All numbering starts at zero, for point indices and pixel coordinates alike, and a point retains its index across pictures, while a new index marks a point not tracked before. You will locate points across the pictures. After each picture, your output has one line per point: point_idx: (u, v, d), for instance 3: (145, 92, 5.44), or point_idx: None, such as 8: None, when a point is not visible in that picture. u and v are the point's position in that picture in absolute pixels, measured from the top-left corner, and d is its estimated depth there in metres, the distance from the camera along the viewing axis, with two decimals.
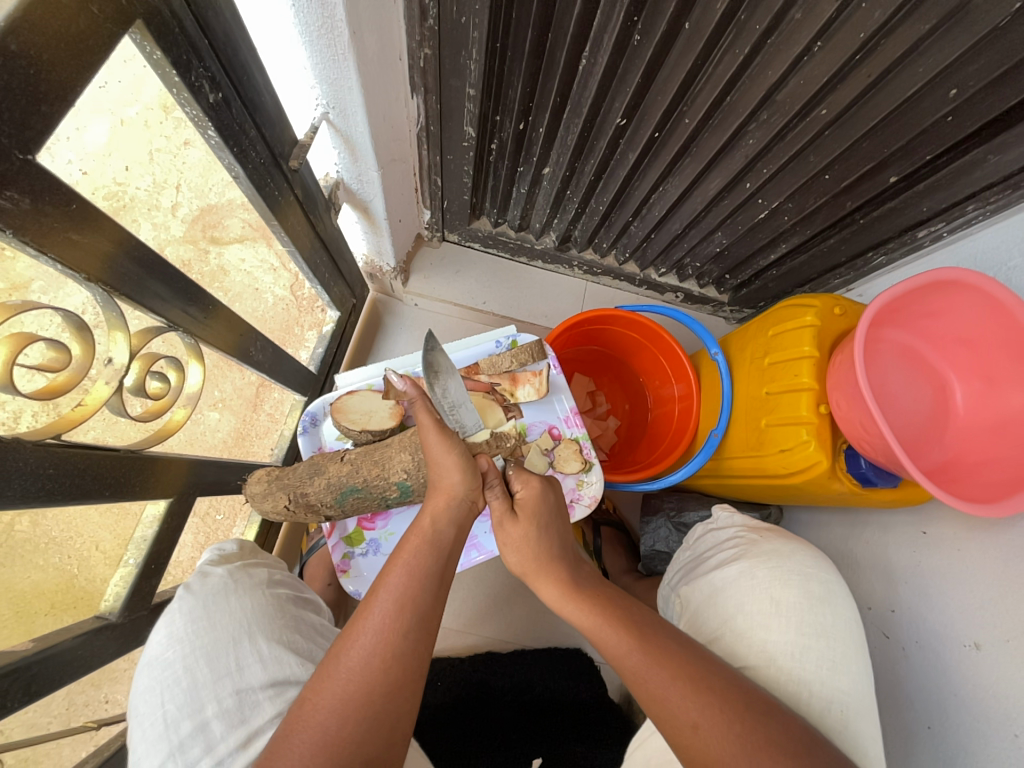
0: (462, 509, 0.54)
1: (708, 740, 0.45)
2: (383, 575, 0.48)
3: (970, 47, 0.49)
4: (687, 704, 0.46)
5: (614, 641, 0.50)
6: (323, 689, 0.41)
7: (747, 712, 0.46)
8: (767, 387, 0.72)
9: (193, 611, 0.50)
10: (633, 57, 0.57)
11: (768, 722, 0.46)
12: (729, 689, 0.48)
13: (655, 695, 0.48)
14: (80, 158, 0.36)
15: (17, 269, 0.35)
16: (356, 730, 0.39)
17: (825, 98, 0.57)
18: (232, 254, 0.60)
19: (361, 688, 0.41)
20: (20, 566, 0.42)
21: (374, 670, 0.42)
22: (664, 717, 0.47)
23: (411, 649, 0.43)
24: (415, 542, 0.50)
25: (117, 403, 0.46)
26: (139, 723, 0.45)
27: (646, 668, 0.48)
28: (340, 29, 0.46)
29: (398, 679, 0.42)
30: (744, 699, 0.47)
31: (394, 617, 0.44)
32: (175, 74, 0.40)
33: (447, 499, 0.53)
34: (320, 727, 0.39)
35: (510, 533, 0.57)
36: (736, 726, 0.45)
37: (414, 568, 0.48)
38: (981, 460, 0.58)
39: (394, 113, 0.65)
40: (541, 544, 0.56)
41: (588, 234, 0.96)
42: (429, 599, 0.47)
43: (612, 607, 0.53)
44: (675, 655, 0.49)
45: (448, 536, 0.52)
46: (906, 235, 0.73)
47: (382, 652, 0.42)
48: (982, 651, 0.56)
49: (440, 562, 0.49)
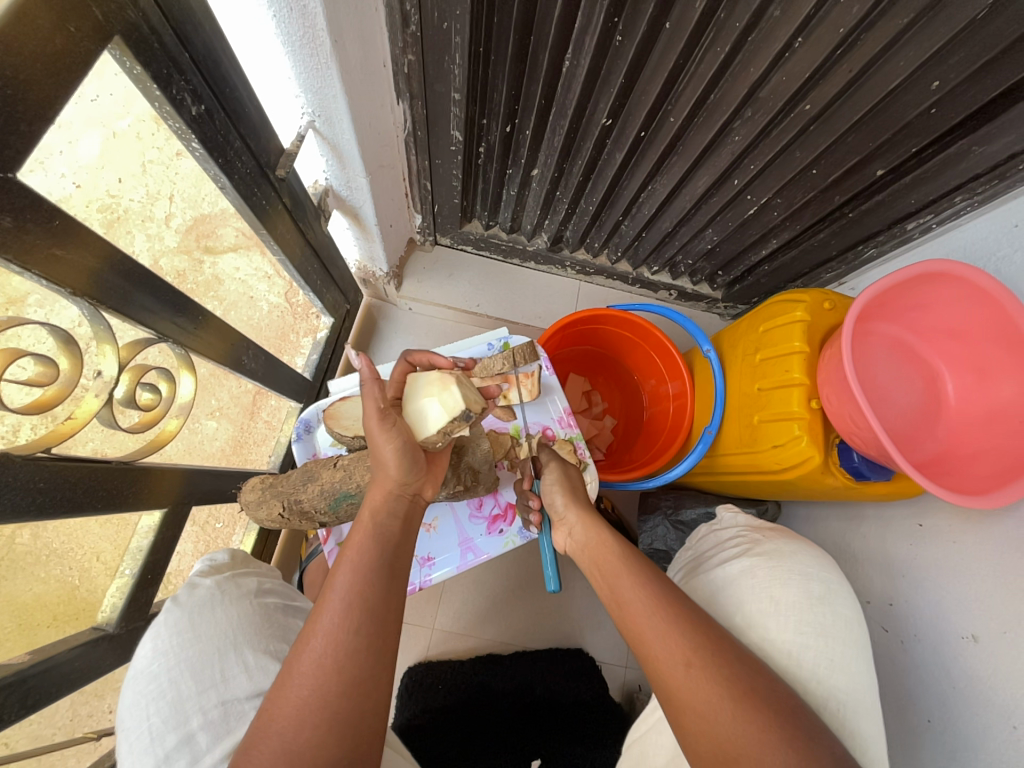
0: (401, 501, 0.55)
1: (699, 677, 0.47)
2: (331, 576, 0.47)
3: (951, 39, 0.49)
4: (684, 642, 0.49)
5: (644, 599, 0.54)
6: (280, 700, 0.40)
7: (740, 665, 0.48)
8: (759, 383, 0.72)
9: (178, 625, 0.50)
10: (616, 58, 0.58)
11: (756, 675, 0.48)
12: (724, 643, 0.50)
13: (655, 632, 0.51)
14: (73, 172, 0.37)
15: (11, 285, 0.36)
16: (314, 733, 0.39)
17: (808, 93, 0.57)
18: (226, 264, 0.61)
19: (317, 692, 0.40)
20: (20, 579, 0.42)
21: (328, 672, 0.41)
22: (661, 662, 0.49)
23: (364, 644, 0.43)
24: (359, 538, 0.50)
25: (107, 414, 0.46)
26: (126, 737, 0.45)
27: (652, 612, 0.52)
28: (322, 38, 0.46)
29: (354, 678, 0.42)
30: (742, 657, 0.49)
31: (343, 615, 0.44)
32: (156, 89, 0.40)
33: (384, 492, 0.54)
34: (279, 735, 0.39)
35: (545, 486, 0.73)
36: (724, 669, 0.47)
37: (360, 564, 0.48)
38: (972, 452, 0.58)
39: (380, 119, 0.66)
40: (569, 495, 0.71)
41: (580, 234, 0.96)
42: (379, 593, 0.46)
43: (637, 562, 0.59)
44: (692, 616, 0.51)
45: (392, 529, 0.52)
46: (897, 227, 0.73)
47: (335, 650, 0.42)
48: (980, 644, 0.56)
49: (386, 555, 0.50)
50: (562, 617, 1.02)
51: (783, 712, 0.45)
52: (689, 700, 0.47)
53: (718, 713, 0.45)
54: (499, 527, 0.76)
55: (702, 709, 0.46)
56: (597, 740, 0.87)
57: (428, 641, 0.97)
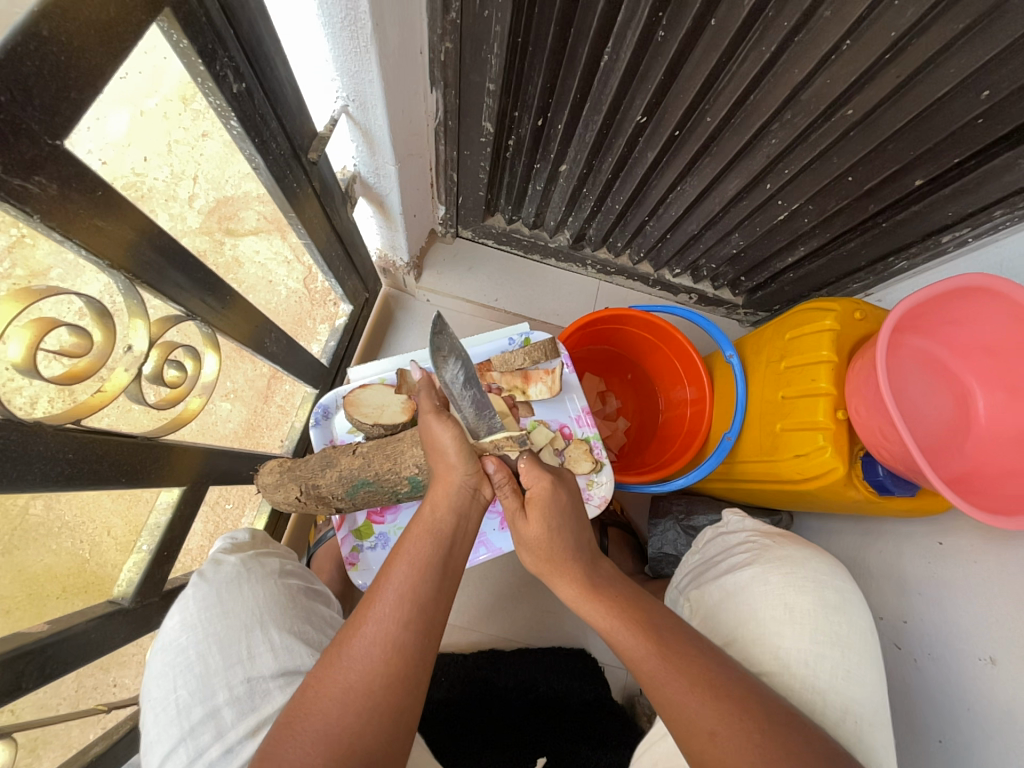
0: (464, 495, 0.53)
1: (724, 746, 0.45)
2: (387, 568, 0.48)
3: (1005, 48, 0.47)
4: (707, 709, 0.47)
5: (632, 641, 0.51)
6: (326, 679, 0.41)
7: (762, 720, 0.46)
8: (783, 391, 0.72)
9: (207, 599, 0.50)
10: (657, 53, 0.57)
11: (787, 735, 0.46)
12: (744, 697, 0.48)
13: (672, 698, 0.48)
14: (99, 149, 0.36)
15: (37, 256, 0.34)
16: (355, 720, 0.39)
17: (851, 98, 0.56)
18: (246, 246, 0.59)
19: (363, 679, 0.41)
20: (33, 550, 0.41)
21: (376, 661, 0.42)
22: (678, 716, 0.47)
23: (411, 639, 0.43)
24: (418, 532, 0.50)
25: (135, 390, 0.46)
26: (152, 707, 0.46)
27: (667, 674, 0.49)
28: (364, 22, 0.45)
29: (400, 671, 0.42)
30: (766, 713, 0.47)
31: (395, 607, 0.44)
32: (200, 63, 0.40)
33: (445, 486, 0.53)
34: (323, 715, 0.39)
35: (525, 530, 0.56)
36: (754, 736, 0.45)
37: (417, 558, 0.48)
38: (1003, 471, 0.57)
39: (414, 107, 0.65)
40: (552, 543, 0.55)
41: (603, 233, 0.95)
42: (430, 590, 0.46)
43: (642, 602, 0.55)
44: (693, 652, 0.50)
45: (450, 525, 0.51)
46: (930, 240, 0.72)
47: (384, 642, 0.42)
48: (997, 666, 0.55)
49: (442, 552, 0.49)
50: (566, 616, 1.02)
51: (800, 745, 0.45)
52: (691, 719, 0.47)
53: (721, 741, 0.45)
54: None
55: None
56: (601, 741, 0.83)
57: None
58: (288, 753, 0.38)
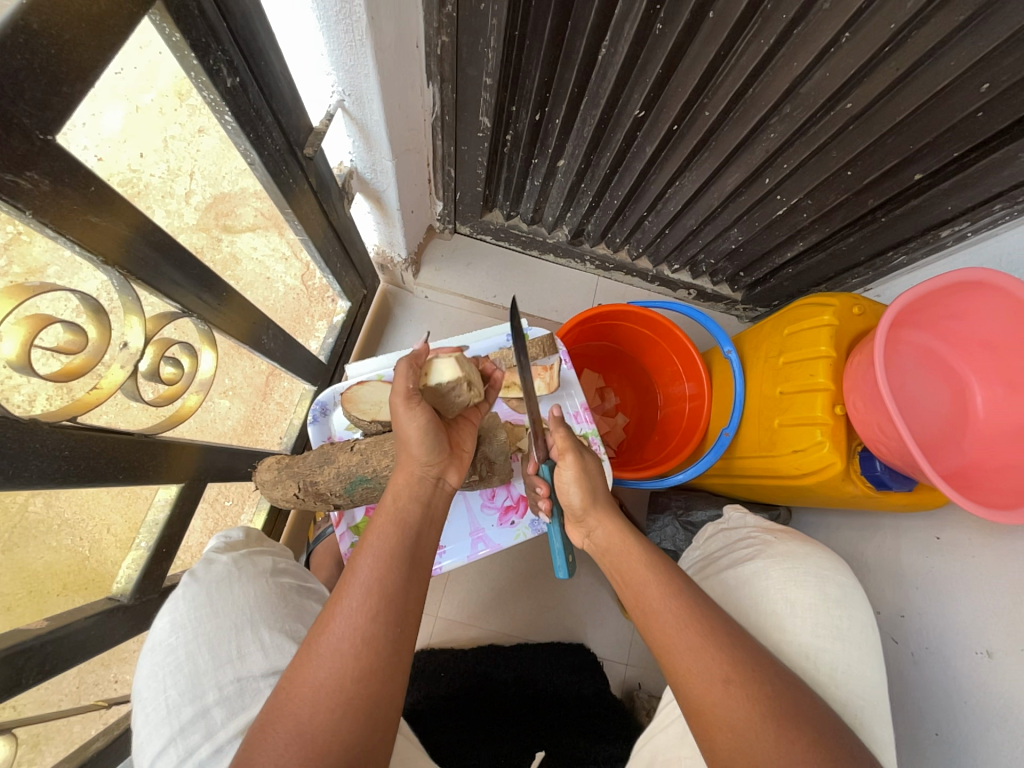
0: (425, 484, 0.55)
1: (737, 696, 0.45)
2: (354, 561, 0.47)
3: (1004, 41, 0.47)
4: (722, 658, 0.47)
5: (656, 591, 0.52)
6: (297, 680, 0.41)
7: (773, 677, 0.47)
8: (781, 387, 0.72)
9: (197, 599, 0.51)
10: (655, 47, 0.56)
11: (796, 696, 0.46)
12: (754, 656, 0.48)
13: (692, 645, 0.48)
14: (95, 145, 0.35)
15: (33, 253, 0.34)
16: (329, 716, 0.39)
17: (851, 92, 0.56)
18: (244, 242, 0.59)
19: (335, 674, 0.41)
20: (33, 547, 0.41)
21: (346, 656, 0.41)
22: (691, 675, 0.47)
23: (381, 632, 0.43)
24: (382, 524, 0.50)
25: (131, 386, 0.46)
26: (142, 708, 0.45)
27: (685, 623, 0.49)
28: (358, 14, 0.45)
29: (371, 664, 0.42)
30: (777, 674, 0.47)
31: (362, 601, 0.44)
32: (193, 57, 0.40)
33: (408, 475, 0.54)
34: (295, 716, 0.39)
35: (576, 469, 0.60)
36: (766, 688, 0.46)
37: (381, 550, 0.47)
38: (1000, 466, 0.57)
39: (410, 102, 0.65)
40: (594, 480, 0.61)
41: (601, 228, 0.95)
42: (398, 580, 0.46)
43: (659, 563, 0.54)
44: (709, 607, 0.51)
45: (413, 513, 0.52)
46: (930, 234, 0.71)
47: (352, 636, 0.42)
48: (994, 660, 0.55)
49: (407, 541, 0.49)
50: (565, 611, 1.03)
51: (806, 710, 0.45)
52: (704, 669, 0.47)
53: (732, 696, 0.45)
54: (510, 519, 0.76)
55: (734, 727, 0.44)
56: (599, 735, 0.83)
57: (432, 628, 0.99)
58: (264, 754, 0.38)
